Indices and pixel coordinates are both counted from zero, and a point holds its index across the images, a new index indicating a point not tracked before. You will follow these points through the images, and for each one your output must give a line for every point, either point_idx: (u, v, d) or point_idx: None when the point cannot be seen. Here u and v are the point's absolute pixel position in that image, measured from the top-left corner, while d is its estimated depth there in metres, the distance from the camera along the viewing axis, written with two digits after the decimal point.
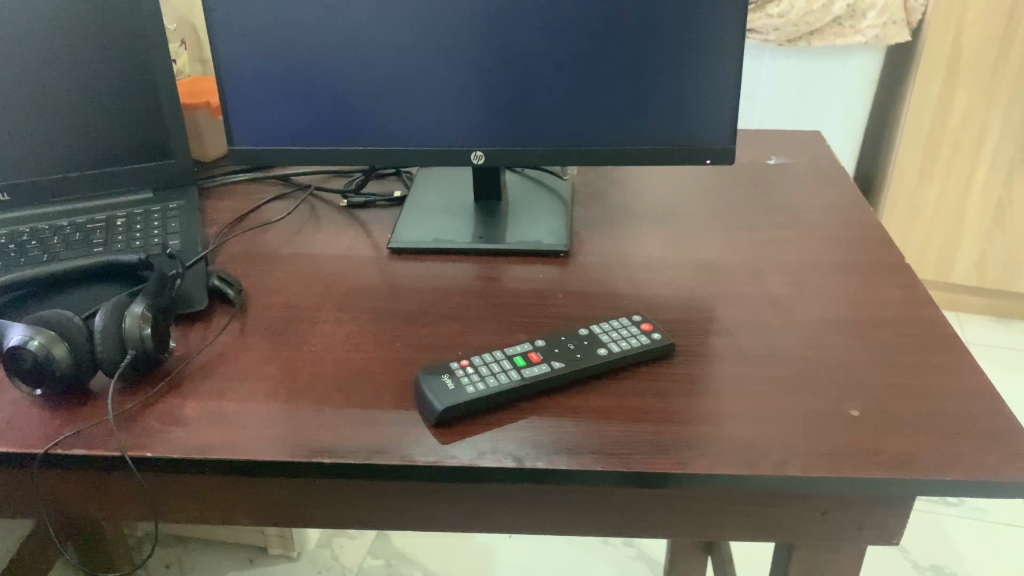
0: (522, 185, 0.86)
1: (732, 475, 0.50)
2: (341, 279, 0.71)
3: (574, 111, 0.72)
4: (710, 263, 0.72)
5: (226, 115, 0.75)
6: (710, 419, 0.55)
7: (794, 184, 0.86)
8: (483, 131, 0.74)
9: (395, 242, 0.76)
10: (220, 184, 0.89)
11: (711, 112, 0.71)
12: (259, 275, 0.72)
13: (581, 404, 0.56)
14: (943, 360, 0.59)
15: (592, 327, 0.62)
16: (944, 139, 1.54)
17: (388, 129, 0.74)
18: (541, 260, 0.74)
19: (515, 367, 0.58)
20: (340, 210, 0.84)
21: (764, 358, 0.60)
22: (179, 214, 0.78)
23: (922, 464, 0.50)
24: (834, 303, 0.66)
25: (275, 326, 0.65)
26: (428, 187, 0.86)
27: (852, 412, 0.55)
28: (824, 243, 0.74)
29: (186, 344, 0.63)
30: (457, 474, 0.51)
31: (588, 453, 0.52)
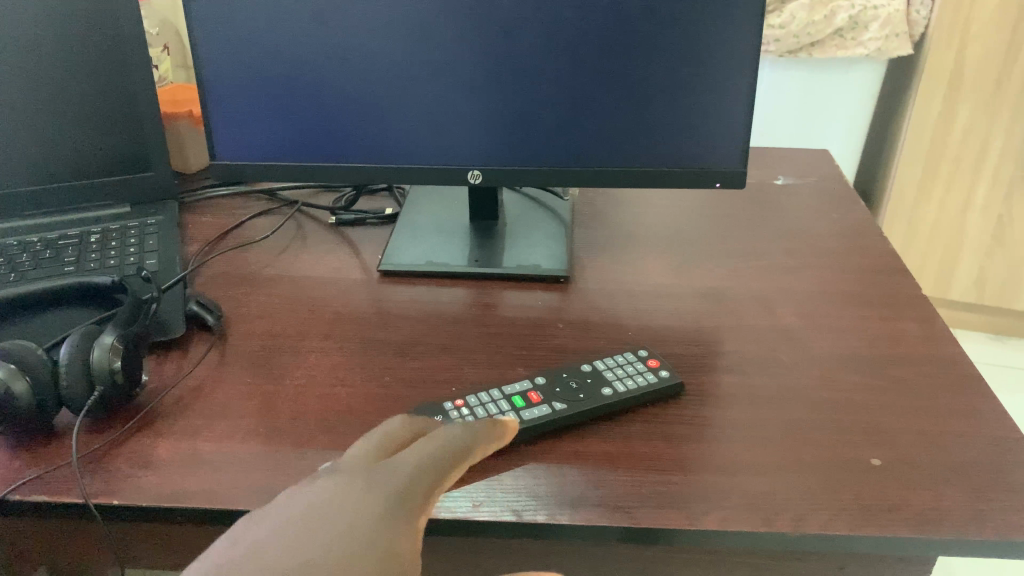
0: (520, 204, 0.82)
1: (749, 532, 0.47)
2: (328, 304, 0.67)
3: (576, 130, 0.69)
4: (717, 292, 0.69)
5: (208, 128, 0.71)
6: (722, 468, 0.51)
7: (802, 206, 0.82)
8: (480, 149, 0.70)
9: (386, 264, 0.72)
10: (202, 197, 0.84)
11: (721, 133, 0.68)
12: (240, 300, 0.68)
13: (585, 449, 0.52)
14: (968, 405, 0.56)
15: (596, 363, 0.58)
16: (945, 155, 1.51)
17: (380, 146, 0.71)
18: (539, 286, 0.70)
19: (514, 408, 0.54)
20: (328, 227, 0.80)
21: (776, 398, 0.57)
22: (158, 231, 0.73)
23: (949, 522, 0.47)
24: (850, 339, 0.63)
25: (256, 357, 0.61)
26: (420, 205, 0.82)
27: (872, 461, 0.51)
28: (836, 271, 0.71)
29: (160, 376, 0.59)
30: (449, 528, 0.47)
31: (592, 507, 0.48)
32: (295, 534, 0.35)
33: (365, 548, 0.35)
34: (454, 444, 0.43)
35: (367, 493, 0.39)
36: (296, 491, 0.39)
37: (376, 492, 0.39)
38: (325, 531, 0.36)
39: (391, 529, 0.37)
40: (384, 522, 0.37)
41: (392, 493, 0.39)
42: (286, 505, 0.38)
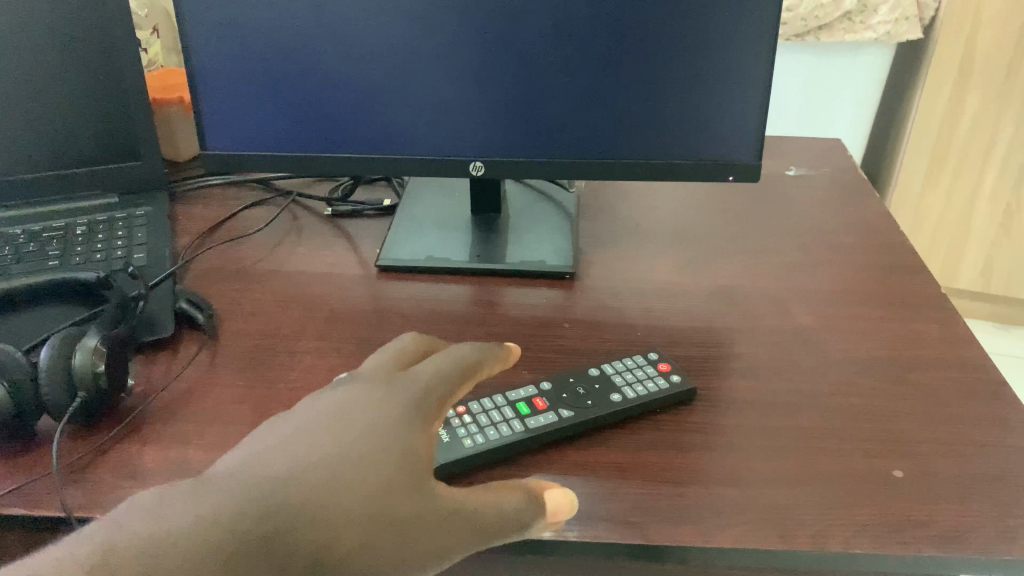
0: (523, 196, 0.79)
1: (766, 550, 0.44)
2: (324, 301, 0.65)
3: (582, 121, 0.66)
4: (729, 290, 0.66)
5: (198, 117, 0.68)
6: (738, 480, 0.48)
7: (815, 199, 0.79)
8: (483, 140, 0.67)
9: (384, 259, 0.69)
10: (193, 187, 0.81)
11: (736, 125, 0.65)
12: (233, 297, 0.65)
13: (594, 459, 0.50)
14: (992, 413, 0.53)
15: (604, 367, 0.56)
16: (953, 144, 1.47)
17: (378, 136, 0.68)
18: (544, 282, 0.67)
19: (519, 415, 0.51)
20: (325, 219, 0.77)
21: (793, 404, 0.54)
22: (147, 223, 0.71)
23: (978, 539, 0.45)
24: (868, 341, 0.60)
25: (248, 358, 0.58)
26: (420, 197, 0.79)
27: (894, 472, 0.49)
28: (852, 268, 0.69)
29: (148, 379, 0.56)
30: None
31: (601, 522, 0.46)
32: (313, 439, 0.37)
33: (386, 453, 0.37)
34: (470, 354, 0.44)
35: (382, 402, 0.40)
36: (315, 400, 0.40)
37: (391, 402, 0.40)
38: (340, 437, 0.38)
39: (405, 435, 0.38)
40: (398, 428, 0.38)
41: (407, 399, 0.40)
42: (300, 413, 0.39)
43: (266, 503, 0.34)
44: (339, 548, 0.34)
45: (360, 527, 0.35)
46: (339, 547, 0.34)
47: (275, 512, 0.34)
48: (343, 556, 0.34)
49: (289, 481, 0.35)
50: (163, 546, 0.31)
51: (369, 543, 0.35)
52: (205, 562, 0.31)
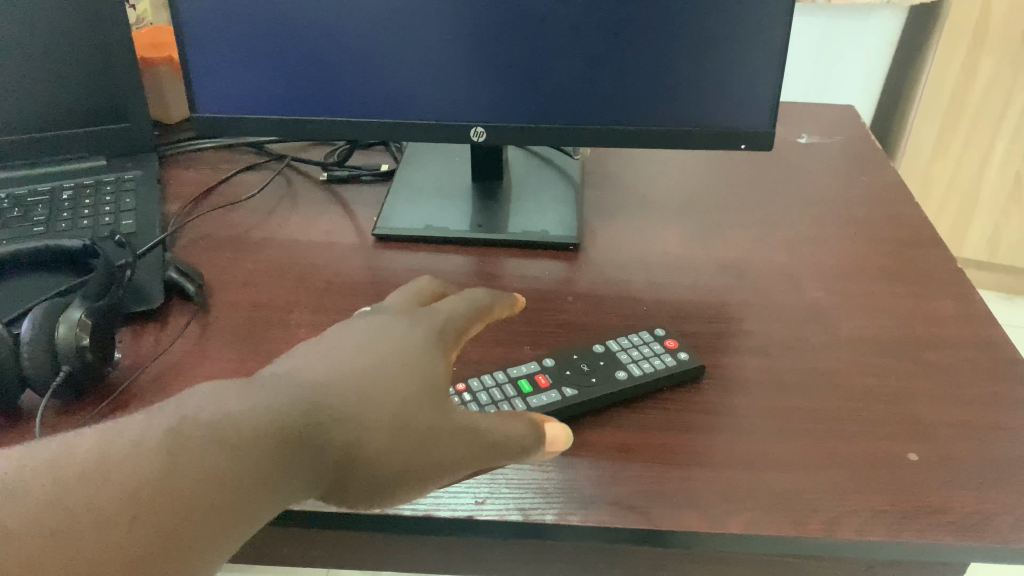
0: (526, 162, 0.76)
1: (777, 536, 0.43)
2: (319, 272, 0.62)
3: (588, 85, 0.63)
4: (738, 263, 0.64)
5: (187, 78, 0.65)
6: (747, 463, 0.47)
7: (828, 168, 0.77)
8: (484, 104, 0.65)
9: (381, 228, 0.67)
10: (184, 150, 0.79)
11: (748, 91, 0.62)
12: (224, 266, 0.63)
13: (598, 440, 0.48)
14: (1009, 393, 0.52)
15: (609, 343, 0.54)
16: (965, 109, 1.40)
17: (375, 99, 0.65)
18: (547, 254, 0.65)
19: (520, 394, 0.50)
20: (320, 185, 0.74)
21: (804, 384, 0.53)
22: (136, 188, 0.68)
23: (996, 527, 0.43)
24: (882, 318, 0.58)
25: (241, 330, 0.56)
26: (418, 162, 0.76)
27: (909, 456, 0.47)
28: (865, 241, 0.66)
29: (136, 352, 0.54)
30: (449, 526, 0.44)
31: (605, 506, 0.44)
32: (346, 351, 0.38)
33: (412, 371, 0.38)
34: (485, 296, 0.45)
35: (407, 329, 0.40)
36: (341, 326, 0.41)
37: (415, 330, 0.41)
38: (366, 356, 0.38)
39: (431, 358, 0.39)
40: (424, 352, 0.39)
41: (432, 330, 0.41)
42: (329, 336, 0.40)
43: (301, 402, 0.35)
44: (364, 453, 0.36)
45: (387, 436, 0.36)
46: (364, 453, 0.36)
47: (309, 412, 0.35)
48: (367, 460, 0.36)
49: (324, 387, 0.36)
50: (203, 431, 0.32)
51: (394, 450, 0.36)
52: (242, 450, 0.32)
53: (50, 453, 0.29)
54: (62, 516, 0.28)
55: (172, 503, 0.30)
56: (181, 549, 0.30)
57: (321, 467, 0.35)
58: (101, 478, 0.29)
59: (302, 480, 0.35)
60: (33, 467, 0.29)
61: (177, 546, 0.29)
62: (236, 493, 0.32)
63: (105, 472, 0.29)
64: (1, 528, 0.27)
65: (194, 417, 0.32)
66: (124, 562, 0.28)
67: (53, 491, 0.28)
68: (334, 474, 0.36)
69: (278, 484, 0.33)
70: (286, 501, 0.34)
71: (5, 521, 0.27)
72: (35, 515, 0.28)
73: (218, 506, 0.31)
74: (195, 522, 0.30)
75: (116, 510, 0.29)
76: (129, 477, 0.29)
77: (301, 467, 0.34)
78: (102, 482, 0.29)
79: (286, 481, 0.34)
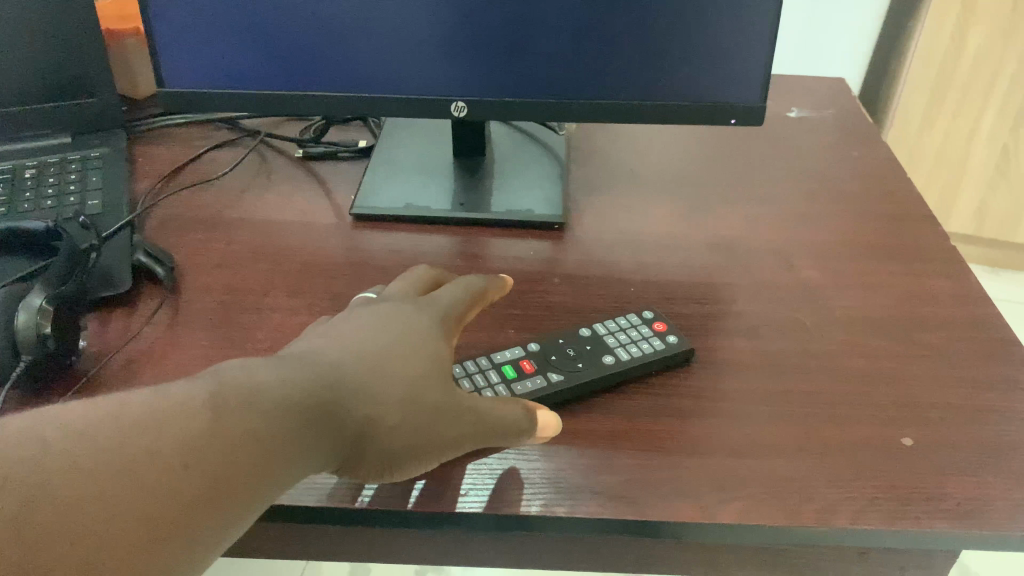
0: (509, 138, 0.74)
1: (770, 526, 0.42)
2: (295, 253, 0.60)
3: (573, 57, 0.60)
4: (727, 242, 0.62)
5: (154, 51, 0.62)
6: (738, 450, 0.45)
7: (819, 143, 0.75)
8: (466, 79, 0.62)
9: (359, 207, 0.64)
10: (155, 126, 0.76)
11: (740, 65, 0.60)
12: (196, 248, 0.60)
13: (585, 427, 0.47)
14: (1004, 375, 0.51)
15: (596, 327, 0.52)
16: (954, 81, 1.37)
17: (352, 73, 0.62)
18: (531, 233, 0.63)
19: (505, 380, 0.48)
20: (297, 162, 0.72)
21: (796, 366, 0.51)
22: (103, 166, 0.65)
23: (993, 515, 0.42)
24: (875, 297, 0.57)
25: (213, 315, 0.54)
26: (398, 138, 0.74)
27: (903, 441, 0.46)
28: (857, 218, 0.65)
29: (103, 338, 0.52)
30: (431, 520, 0.43)
31: (593, 496, 0.43)
32: (355, 334, 0.40)
33: (422, 351, 0.40)
34: (481, 282, 0.48)
35: (414, 312, 0.43)
36: (349, 313, 0.43)
37: (421, 313, 0.43)
38: (380, 336, 0.40)
39: (437, 341, 0.42)
40: (431, 334, 0.42)
41: (435, 316, 0.43)
42: (338, 320, 0.42)
43: (322, 377, 0.37)
44: (378, 428, 0.38)
45: (399, 412, 0.38)
46: (376, 428, 0.38)
47: (334, 384, 0.37)
48: (379, 434, 0.38)
49: (341, 365, 0.38)
50: (242, 394, 0.33)
51: (407, 423, 0.39)
52: (281, 412, 0.34)
53: (101, 406, 0.30)
54: (122, 459, 0.28)
55: (222, 454, 0.31)
56: (229, 498, 0.31)
57: (339, 439, 0.37)
58: (156, 428, 0.30)
59: (326, 448, 0.36)
60: (87, 417, 0.29)
61: (226, 493, 0.31)
62: (276, 451, 0.33)
63: (158, 423, 0.30)
64: (67, 470, 0.27)
65: (231, 382, 0.33)
66: (180, 505, 0.29)
67: (111, 438, 0.29)
68: (353, 444, 0.38)
69: (309, 449, 0.35)
70: (310, 466, 0.35)
71: (71, 463, 0.27)
72: (97, 459, 0.28)
73: (262, 460, 0.32)
74: (241, 472, 0.31)
75: (174, 456, 0.30)
76: (183, 428, 0.30)
77: (328, 434, 0.36)
78: (157, 432, 0.30)
79: (316, 445, 0.35)
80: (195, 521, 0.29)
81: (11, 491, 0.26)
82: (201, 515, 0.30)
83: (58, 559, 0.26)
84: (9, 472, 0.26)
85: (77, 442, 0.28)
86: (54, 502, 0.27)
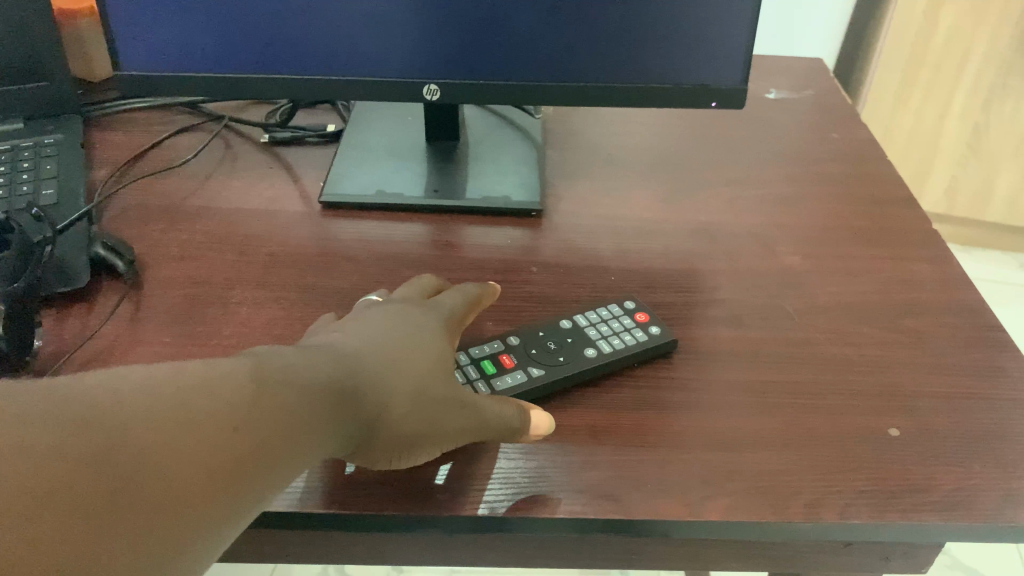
0: (484, 122, 0.72)
1: (758, 523, 0.40)
2: (262, 243, 0.58)
3: (549, 37, 0.58)
4: (708, 227, 0.61)
5: (108, 32, 0.59)
6: (723, 444, 0.44)
7: (798, 125, 0.74)
8: (438, 60, 0.60)
9: (328, 194, 0.62)
10: (112, 110, 0.72)
11: (720, 45, 0.58)
12: (158, 239, 0.58)
13: (566, 422, 0.45)
14: (988, 361, 0.50)
15: (577, 319, 0.51)
16: (927, 61, 1.36)
17: (319, 55, 0.60)
18: (507, 220, 0.61)
19: (484, 376, 0.46)
20: (263, 148, 0.69)
21: (780, 355, 0.50)
22: (57, 153, 0.62)
23: (982, 506, 0.41)
24: (858, 283, 0.56)
25: (177, 310, 0.51)
26: (367, 122, 0.71)
27: (890, 431, 0.45)
28: (839, 202, 0.64)
29: (59, 336, 0.49)
30: (410, 523, 0.41)
31: (577, 495, 0.41)
32: (372, 329, 0.40)
33: (430, 351, 0.41)
34: (475, 291, 0.49)
35: (422, 315, 0.43)
36: (359, 311, 0.43)
37: (428, 316, 0.44)
38: (393, 332, 0.40)
39: (443, 343, 0.42)
40: (439, 337, 0.42)
41: (440, 321, 0.44)
42: (349, 317, 0.42)
43: (345, 362, 0.37)
44: (391, 415, 0.38)
45: (411, 402, 0.38)
46: (390, 415, 0.38)
47: (356, 370, 0.37)
48: (392, 422, 0.38)
49: (359, 352, 0.38)
50: (279, 371, 0.32)
51: (415, 415, 0.39)
52: (315, 387, 0.34)
53: (152, 367, 0.28)
54: (189, 411, 0.27)
55: (272, 422, 0.30)
56: (268, 470, 0.30)
57: (358, 423, 0.36)
58: (214, 387, 0.29)
59: (349, 428, 0.35)
60: (142, 375, 0.28)
61: (274, 460, 0.30)
62: (314, 419, 0.33)
63: (216, 383, 0.29)
64: (138, 417, 0.26)
65: (270, 358, 0.33)
66: (239, 459, 0.28)
67: (175, 392, 0.28)
68: (368, 431, 0.37)
69: (337, 426, 0.34)
70: (336, 444, 0.35)
71: (131, 419, 0.26)
72: (163, 412, 0.27)
73: (305, 431, 0.32)
74: (287, 439, 0.31)
75: (232, 415, 0.29)
76: (233, 395, 0.29)
77: (350, 418, 0.35)
78: (217, 392, 0.29)
79: (345, 421, 0.35)
80: (249, 477, 0.29)
81: (95, 428, 0.25)
82: (253, 476, 0.29)
83: (115, 515, 0.24)
84: (91, 412, 0.25)
85: (136, 397, 0.27)
86: (133, 443, 0.25)
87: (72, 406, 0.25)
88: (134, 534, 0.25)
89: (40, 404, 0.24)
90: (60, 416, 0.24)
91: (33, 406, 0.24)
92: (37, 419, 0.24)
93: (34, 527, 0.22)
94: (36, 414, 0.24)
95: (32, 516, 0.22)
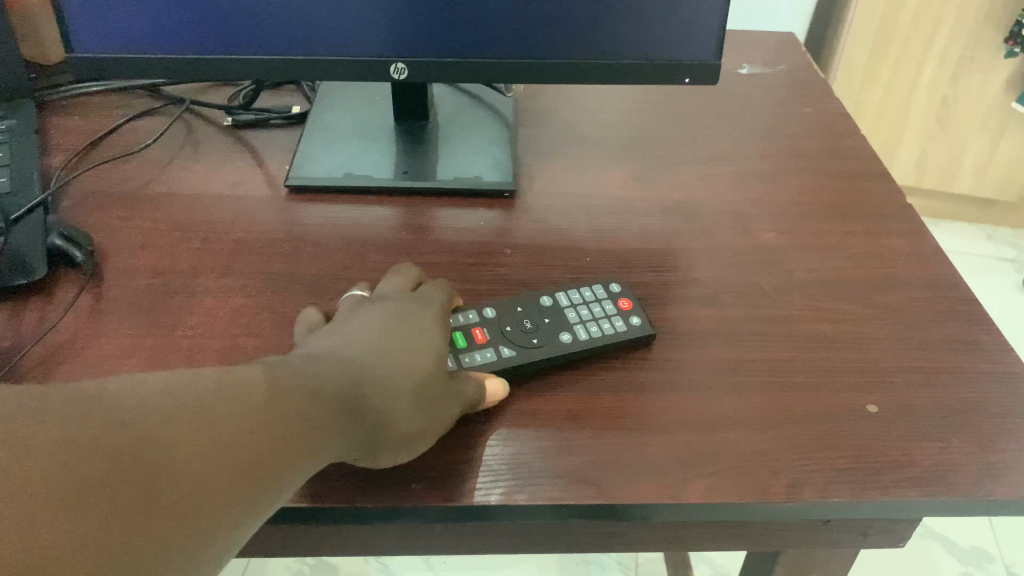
0: (455, 101, 0.70)
1: (739, 504, 0.40)
2: (227, 230, 0.56)
3: (517, 13, 0.57)
4: (683, 205, 0.60)
5: (60, 13, 0.56)
6: (703, 425, 0.44)
7: (771, 100, 0.73)
8: (404, 38, 0.58)
9: (295, 178, 0.60)
10: (67, 94, 0.70)
11: (691, 20, 0.57)
12: (118, 227, 0.56)
13: (544, 406, 0.45)
14: (963, 335, 0.50)
15: (554, 301, 0.50)
16: (895, 35, 1.36)
17: (280, 34, 0.58)
18: (479, 202, 0.60)
19: (455, 350, 0.46)
20: (226, 131, 0.67)
21: (757, 333, 0.50)
22: (10, 139, 0.60)
23: (962, 481, 0.41)
24: (833, 259, 0.55)
25: (140, 300, 0.50)
26: (337, 101, 0.70)
27: (869, 408, 0.45)
28: (813, 177, 0.63)
29: (17, 330, 0.47)
30: (389, 514, 0.40)
31: (556, 481, 0.41)
32: (366, 332, 0.40)
33: (425, 346, 0.41)
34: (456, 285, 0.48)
35: (415, 309, 0.43)
36: (352, 310, 0.43)
37: (421, 309, 0.44)
38: (387, 332, 0.41)
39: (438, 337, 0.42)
40: (433, 330, 0.42)
41: (435, 312, 0.44)
42: (341, 320, 0.42)
43: (342, 372, 0.37)
44: (390, 418, 0.38)
45: (410, 403, 0.39)
46: (387, 417, 0.38)
47: (351, 379, 0.37)
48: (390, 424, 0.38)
49: (355, 360, 0.38)
50: (285, 380, 0.34)
51: (415, 414, 0.39)
52: (316, 395, 0.35)
53: (168, 376, 0.30)
54: (205, 415, 0.29)
55: (280, 426, 0.32)
56: (282, 468, 0.31)
57: (358, 427, 0.37)
58: (226, 394, 0.31)
59: (349, 432, 0.36)
60: (162, 381, 0.29)
61: (283, 461, 0.31)
62: (317, 422, 0.34)
63: (228, 390, 0.31)
64: (158, 422, 0.28)
65: (276, 369, 0.35)
66: (251, 460, 0.30)
67: (193, 400, 0.29)
68: (368, 433, 0.37)
69: (338, 431, 0.35)
70: (337, 448, 0.35)
71: (155, 423, 0.28)
72: (181, 418, 0.29)
73: (311, 434, 0.33)
74: (293, 441, 0.32)
75: (243, 421, 0.30)
76: (244, 399, 0.31)
77: (352, 420, 0.37)
78: (228, 399, 0.31)
79: (344, 426, 0.36)
80: (261, 478, 0.30)
81: (121, 432, 0.27)
82: (265, 476, 0.30)
83: (146, 511, 0.26)
84: (116, 416, 0.27)
85: (156, 403, 0.28)
86: (156, 446, 0.27)
87: (101, 410, 0.27)
88: (163, 529, 0.26)
89: (70, 407, 0.26)
90: (92, 419, 0.26)
91: (67, 409, 0.26)
92: (76, 422, 0.26)
93: (76, 522, 0.24)
94: (71, 416, 0.26)
95: (74, 513, 0.24)
